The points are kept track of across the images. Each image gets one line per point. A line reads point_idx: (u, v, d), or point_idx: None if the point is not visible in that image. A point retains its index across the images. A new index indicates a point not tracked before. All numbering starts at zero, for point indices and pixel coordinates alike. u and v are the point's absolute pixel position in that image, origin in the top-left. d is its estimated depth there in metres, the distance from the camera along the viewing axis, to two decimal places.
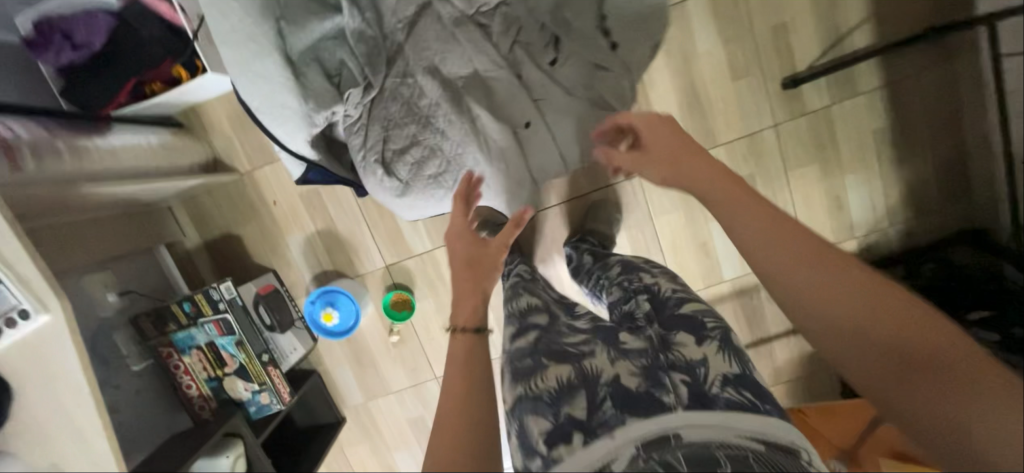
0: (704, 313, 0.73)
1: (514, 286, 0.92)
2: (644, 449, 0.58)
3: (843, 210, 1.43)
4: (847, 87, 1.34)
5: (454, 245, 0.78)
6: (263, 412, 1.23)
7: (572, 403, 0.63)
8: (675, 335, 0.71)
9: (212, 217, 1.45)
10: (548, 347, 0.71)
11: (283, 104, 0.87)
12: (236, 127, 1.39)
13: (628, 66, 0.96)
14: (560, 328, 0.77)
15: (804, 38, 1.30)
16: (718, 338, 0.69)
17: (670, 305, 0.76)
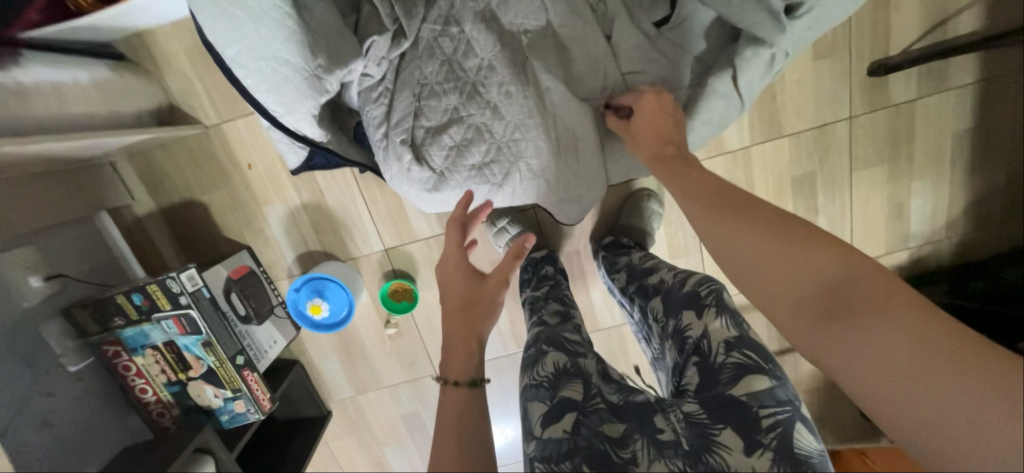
0: (763, 400, 0.56)
1: (534, 342, 0.75)
2: None
3: (901, 219, 1.29)
4: (938, 79, 1.15)
5: (450, 282, 0.63)
6: (237, 421, 1.04)
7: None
8: (720, 433, 0.56)
9: (169, 179, 1.18)
10: (590, 446, 0.56)
11: (277, 56, 0.66)
12: (198, 65, 1.09)
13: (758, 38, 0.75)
14: (599, 405, 0.62)
15: (905, 16, 1.09)
16: (773, 449, 0.54)
17: (722, 382, 0.59)
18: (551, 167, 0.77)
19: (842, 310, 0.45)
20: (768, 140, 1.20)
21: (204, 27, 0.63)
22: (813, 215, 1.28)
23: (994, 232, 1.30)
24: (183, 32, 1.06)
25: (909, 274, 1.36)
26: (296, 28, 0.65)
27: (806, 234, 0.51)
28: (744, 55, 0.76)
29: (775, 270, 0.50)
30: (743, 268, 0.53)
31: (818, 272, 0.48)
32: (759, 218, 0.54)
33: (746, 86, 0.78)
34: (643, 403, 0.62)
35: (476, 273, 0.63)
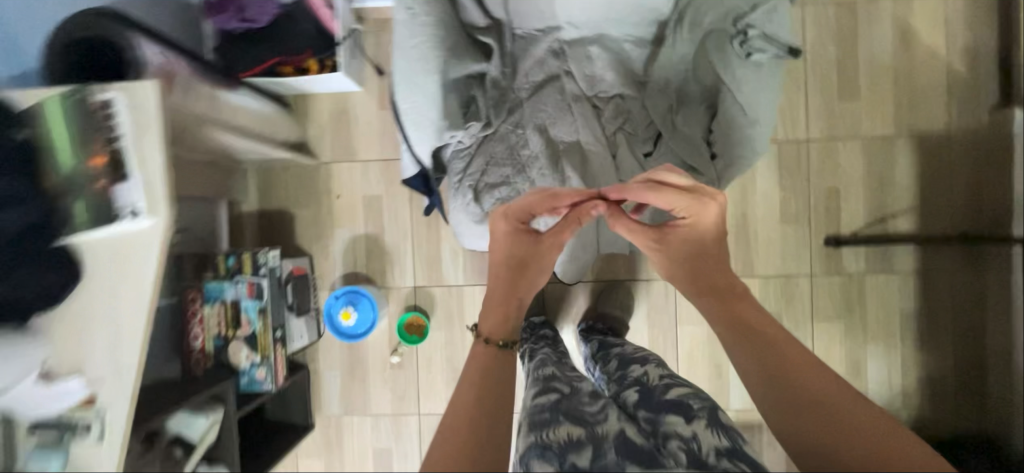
0: (691, 397, 0.72)
1: (536, 360, 0.91)
2: None
3: (859, 376, 1.45)
4: (883, 262, 1.43)
5: (505, 241, 0.86)
6: (251, 387, 1.20)
7: (581, 444, 0.62)
8: (665, 417, 0.69)
9: (276, 191, 1.53)
10: (568, 409, 0.69)
11: (423, 117, 0.83)
12: (333, 121, 1.52)
13: (719, 178, 0.85)
14: (583, 397, 0.73)
15: (851, 208, 1.44)
16: (706, 417, 0.67)
17: (658, 392, 0.76)
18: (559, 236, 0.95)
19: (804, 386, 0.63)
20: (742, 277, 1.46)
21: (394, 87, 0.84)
22: None
23: (948, 412, 1.42)
24: (332, 99, 1.51)
25: None
26: (444, 104, 0.83)
27: (829, 392, 0.61)
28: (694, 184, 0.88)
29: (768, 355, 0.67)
30: (791, 424, 0.60)
31: (851, 428, 0.56)
32: (810, 379, 0.63)
33: None
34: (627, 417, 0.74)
35: (533, 237, 0.87)
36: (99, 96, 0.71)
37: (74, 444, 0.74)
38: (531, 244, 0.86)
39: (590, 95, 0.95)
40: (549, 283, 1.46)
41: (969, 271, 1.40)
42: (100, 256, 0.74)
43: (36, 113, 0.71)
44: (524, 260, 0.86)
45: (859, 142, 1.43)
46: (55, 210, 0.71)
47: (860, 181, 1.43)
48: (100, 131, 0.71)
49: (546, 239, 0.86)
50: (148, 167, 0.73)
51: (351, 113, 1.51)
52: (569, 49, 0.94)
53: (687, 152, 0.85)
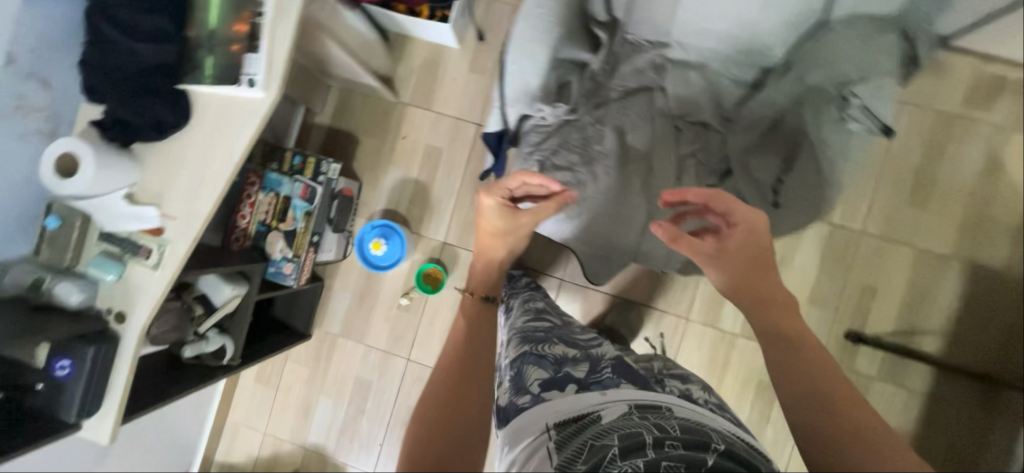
0: (680, 372, 0.96)
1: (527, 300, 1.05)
2: (638, 409, 0.71)
3: None
4: (895, 372, 1.42)
5: (488, 214, 1.00)
6: (275, 277, 1.28)
7: (574, 365, 0.82)
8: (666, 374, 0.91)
9: (349, 113, 1.60)
10: (561, 336, 0.91)
11: (525, 83, 0.90)
12: (422, 66, 1.58)
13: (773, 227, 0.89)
14: (571, 329, 0.97)
15: (883, 311, 1.43)
16: (699, 385, 0.92)
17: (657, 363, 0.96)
18: (602, 230, 1.00)
19: (838, 408, 0.59)
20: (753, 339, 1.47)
21: (506, 51, 0.91)
22: (764, 423, 1.47)
23: None
24: (427, 48, 1.57)
25: None
26: (546, 79, 0.90)
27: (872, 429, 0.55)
28: None
29: (808, 378, 0.63)
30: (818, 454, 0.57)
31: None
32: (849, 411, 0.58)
33: None
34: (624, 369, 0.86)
35: (512, 213, 0.98)
36: None
37: (130, 265, 0.82)
38: (511, 216, 0.98)
39: (676, 115, 0.98)
40: (567, 281, 1.52)
41: (978, 410, 1.38)
42: (207, 110, 0.82)
43: None
44: (505, 227, 1.01)
45: (913, 251, 1.42)
46: (189, 56, 0.79)
47: (901, 288, 1.42)
48: (251, 4, 0.79)
49: (524, 218, 0.98)
50: (274, 46, 0.81)
51: (441, 66, 1.57)
52: (671, 67, 0.98)
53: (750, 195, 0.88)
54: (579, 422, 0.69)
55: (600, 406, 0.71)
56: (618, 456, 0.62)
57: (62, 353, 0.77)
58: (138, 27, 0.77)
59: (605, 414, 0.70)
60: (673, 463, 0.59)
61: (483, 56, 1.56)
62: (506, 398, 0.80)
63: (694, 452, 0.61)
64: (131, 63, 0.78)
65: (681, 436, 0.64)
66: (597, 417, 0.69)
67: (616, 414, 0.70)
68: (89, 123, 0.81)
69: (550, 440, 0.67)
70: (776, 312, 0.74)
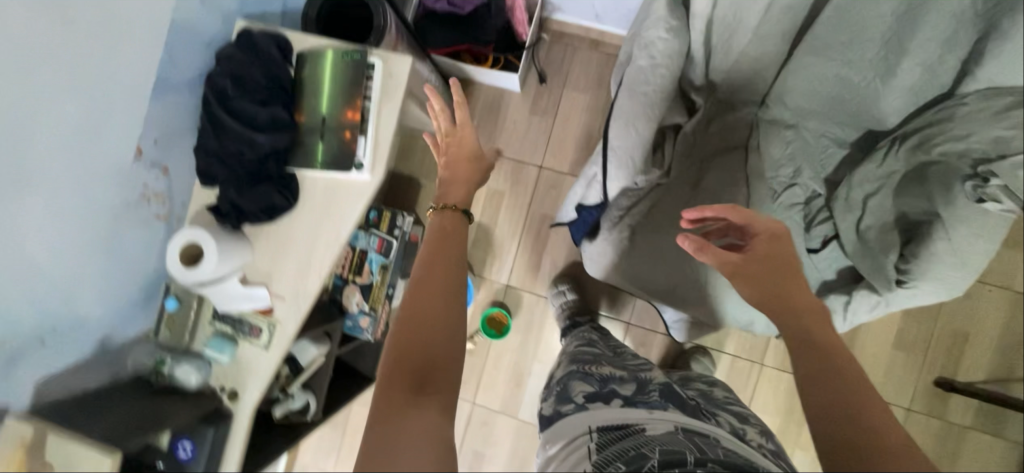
0: (749, 413, 0.80)
1: (583, 336, 1.11)
2: (684, 432, 0.65)
3: None
4: (992, 421, 1.35)
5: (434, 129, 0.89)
6: (352, 331, 1.30)
7: (621, 383, 0.79)
8: (721, 409, 0.78)
9: (411, 158, 1.62)
10: (612, 360, 0.91)
11: (628, 158, 0.87)
12: (483, 110, 1.58)
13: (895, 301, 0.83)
14: (623, 356, 0.95)
15: (976, 357, 1.35)
16: (761, 429, 0.75)
17: (717, 398, 0.83)
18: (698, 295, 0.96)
19: (858, 409, 0.52)
20: None
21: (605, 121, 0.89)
22: None
23: None
24: (488, 91, 1.57)
25: None
26: (647, 152, 0.88)
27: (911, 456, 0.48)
28: (858, 291, 0.85)
29: (830, 370, 0.56)
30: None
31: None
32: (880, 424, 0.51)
33: (852, 316, 0.87)
34: (675, 393, 0.78)
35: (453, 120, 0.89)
36: (368, 59, 0.81)
37: (242, 344, 0.85)
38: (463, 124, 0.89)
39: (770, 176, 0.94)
40: (634, 324, 1.50)
41: None
42: (314, 191, 0.84)
43: (312, 56, 0.82)
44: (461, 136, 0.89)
45: (1007, 294, 1.34)
46: (301, 144, 0.82)
47: (995, 333, 1.35)
48: (361, 89, 0.80)
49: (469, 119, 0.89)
50: (381, 129, 0.82)
51: (502, 108, 1.57)
52: None
53: (866, 264, 0.84)
54: (624, 430, 0.65)
55: (644, 419, 0.67)
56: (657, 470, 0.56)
57: (184, 434, 0.81)
58: (256, 119, 0.80)
59: (650, 428, 0.65)
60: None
61: (544, 98, 1.55)
62: (547, 406, 0.79)
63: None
64: (247, 150, 0.80)
65: (724, 462, 0.58)
66: (641, 429, 0.65)
67: (660, 430, 0.65)
68: (204, 208, 0.84)
69: (591, 441, 0.64)
70: (809, 319, 0.62)
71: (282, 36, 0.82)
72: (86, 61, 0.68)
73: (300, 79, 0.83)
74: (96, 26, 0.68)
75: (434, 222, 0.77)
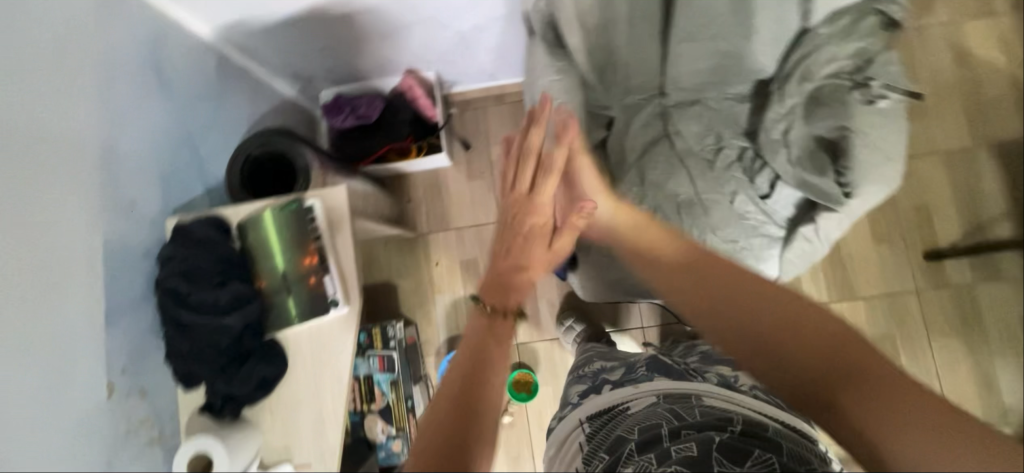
0: None
1: (588, 348, 1.24)
2: (665, 400, 0.75)
3: (994, 392, 1.38)
4: (988, 270, 1.42)
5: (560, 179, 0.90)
6: (389, 460, 1.24)
7: (610, 371, 0.95)
8: (715, 365, 0.87)
9: (379, 266, 1.61)
10: (610, 357, 1.04)
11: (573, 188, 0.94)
12: (426, 194, 1.62)
13: (854, 210, 0.87)
14: (620, 355, 1.07)
15: (946, 221, 1.44)
16: None
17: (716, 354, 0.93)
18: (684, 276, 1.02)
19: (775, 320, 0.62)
20: (846, 299, 1.45)
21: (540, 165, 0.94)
22: None
23: None
24: (424, 176, 1.62)
25: None
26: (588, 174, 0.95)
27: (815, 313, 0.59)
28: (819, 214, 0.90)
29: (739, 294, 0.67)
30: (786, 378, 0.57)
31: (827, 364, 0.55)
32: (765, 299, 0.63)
33: (825, 232, 0.92)
34: (667, 364, 0.89)
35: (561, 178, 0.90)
36: (306, 201, 0.83)
37: None
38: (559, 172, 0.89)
39: (700, 151, 1.01)
40: (648, 326, 1.51)
41: None
42: (300, 344, 0.82)
43: (251, 223, 0.84)
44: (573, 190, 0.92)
45: (939, 157, 1.45)
46: (272, 307, 0.81)
47: (948, 194, 1.45)
48: (308, 233, 0.82)
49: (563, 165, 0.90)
50: (343, 260, 0.84)
51: (442, 186, 1.62)
52: (674, 111, 1.02)
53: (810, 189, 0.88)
54: (609, 413, 0.79)
55: (629, 399, 0.80)
56: (635, 451, 0.66)
57: None
58: (217, 304, 0.78)
59: (632, 405, 0.78)
60: (686, 444, 0.61)
61: (475, 162, 1.62)
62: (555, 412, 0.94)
63: (706, 432, 0.63)
64: (221, 339, 0.78)
65: (697, 424, 0.66)
66: (625, 408, 0.78)
67: (642, 405, 0.77)
68: (198, 412, 0.81)
69: (584, 432, 0.79)
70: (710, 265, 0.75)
71: (217, 217, 0.84)
72: (29, 329, 0.65)
73: (247, 249, 0.84)
74: (32, 286, 0.66)
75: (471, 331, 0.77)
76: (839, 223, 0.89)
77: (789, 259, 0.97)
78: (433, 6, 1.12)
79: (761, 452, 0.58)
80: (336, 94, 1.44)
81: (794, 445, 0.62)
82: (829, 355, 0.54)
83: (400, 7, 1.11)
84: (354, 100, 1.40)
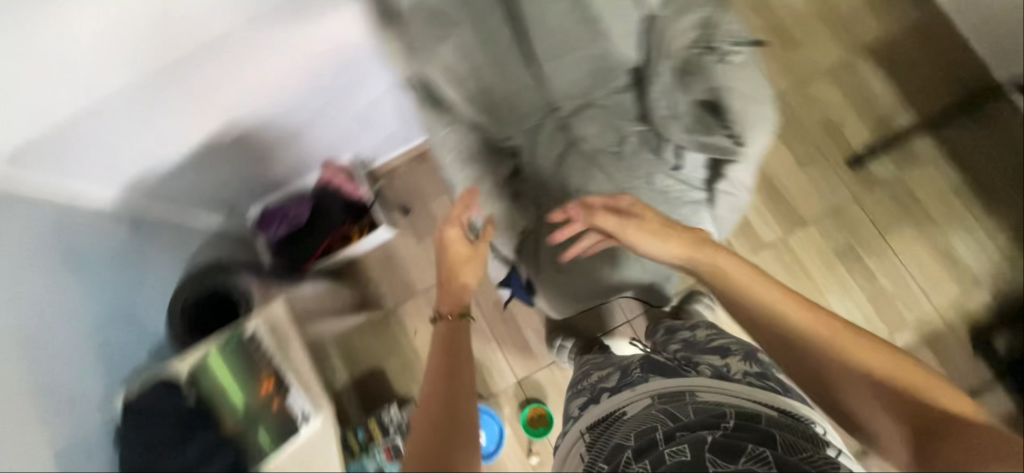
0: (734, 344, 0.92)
1: (584, 358, 1.27)
2: (659, 402, 0.78)
3: (957, 263, 1.45)
4: (907, 157, 1.51)
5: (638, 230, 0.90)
6: None
7: (606, 379, 0.94)
8: (703, 355, 0.90)
9: (360, 355, 1.58)
10: (600, 363, 1.06)
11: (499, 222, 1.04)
12: (382, 270, 1.62)
13: (752, 156, 0.94)
14: (612, 359, 1.08)
15: (853, 128, 1.54)
16: (741, 353, 0.88)
17: (702, 341, 0.96)
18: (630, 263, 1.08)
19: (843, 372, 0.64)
20: (797, 228, 1.51)
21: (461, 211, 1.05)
22: (874, 278, 1.47)
23: None
24: (374, 254, 1.63)
25: (1002, 311, 1.41)
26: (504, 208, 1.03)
27: (914, 374, 0.60)
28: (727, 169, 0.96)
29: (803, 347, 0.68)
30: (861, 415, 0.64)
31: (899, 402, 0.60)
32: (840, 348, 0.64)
33: (737, 179, 0.98)
34: (658, 362, 0.90)
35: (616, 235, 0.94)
36: (250, 328, 0.86)
37: None
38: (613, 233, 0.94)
39: (607, 147, 1.06)
40: (633, 318, 1.53)
41: (982, 130, 1.49)
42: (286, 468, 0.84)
43: (201, 371, 0.84)
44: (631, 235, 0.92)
45: (824, 75, 1.56)
46: (246, 448, 0.82)
47: (845, 103, 1.55)
48: (262, 359, 0.85)
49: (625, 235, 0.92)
50: (300, 372, 0.87)
51: (395, 257, 1.62)
52: (570, 121, 1.07)
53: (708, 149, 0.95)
54: (607, 419, 0.81)
55: (626, 403, 0.82)
56: (632, 458, 0.68)
57: None
58: (190, 460, 0.79)
59: (629, 408, 0.80)
60: (681, 446, 0.65)
61: (418, 223, 1.63)
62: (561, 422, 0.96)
63: (698, 432, 0.67)
64: None
65: (692, 425, 0.70)
66: (622, 412, 0.80)
67: (637, 408, 0.79)
68: None
69: (585, 441, 0.80)
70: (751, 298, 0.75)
71: (164, 376, 0.84)
72: None
73: (203, 397, 0.84)
74: None
75: (438, 337, 0.89)
76: (744, 170, 0.96)
77: (717, 213, 1.03)
78: (319, 101, 1.16)
79: (756, 446, 0.63)
80: (263, 205, 1.46)
81: (788, 433, 0.67)
82: (915, 410, 0.58)
83: (288, 112, 1.14)
84: (283, 206, 1.43)
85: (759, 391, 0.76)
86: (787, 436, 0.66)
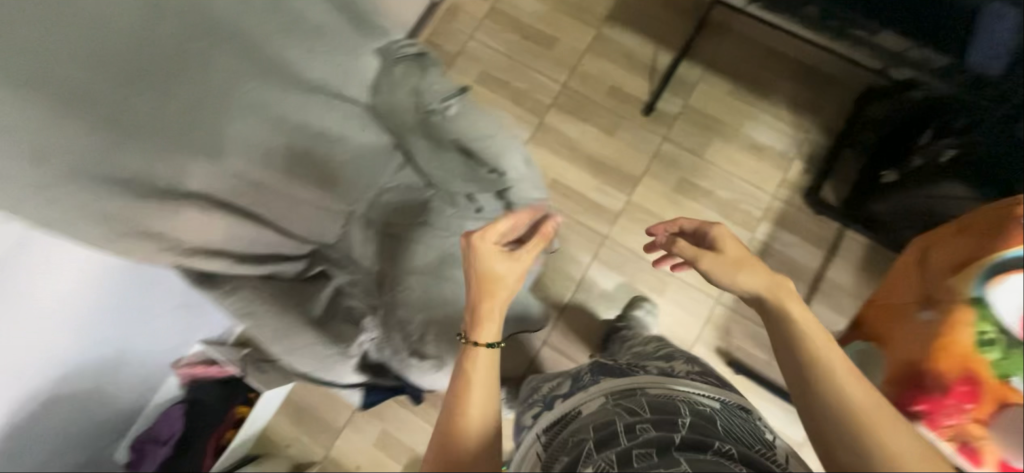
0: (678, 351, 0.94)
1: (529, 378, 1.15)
2: (612, 397, 0.72)
3: (767, 149, 1.62)
4: (683, 85, 1.68)
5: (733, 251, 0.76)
6: None
7: (557, 387, 0.87)
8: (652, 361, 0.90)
9: None
10: (544, 378, 0.98)
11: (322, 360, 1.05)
12: (297, 425, 1.51)
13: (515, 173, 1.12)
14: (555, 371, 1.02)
15: (632, 83, 1.69)
16: (685, 359, 0.88)
17: (651, 351, 0.98)
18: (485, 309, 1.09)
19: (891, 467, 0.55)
20: (635, 186, 1.63)
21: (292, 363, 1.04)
22: (715, 194, 1.61)
23: (831, 105, 1.62)
24: (281, 414, 1.52)
25: (819, 168, 1.59)
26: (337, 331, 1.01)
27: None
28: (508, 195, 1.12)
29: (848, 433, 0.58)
30: None
31: None
32: (891, 444, 0.55)
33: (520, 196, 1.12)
34: (608, 366, 0.86)
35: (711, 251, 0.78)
36: None
37: None
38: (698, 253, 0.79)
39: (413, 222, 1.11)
40: (548, 335, 1.55)
41: (724, 37, 1.69)
42: None
43: None
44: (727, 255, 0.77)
45: (587, 53, 1.72)
46: None
47: (615, 67, 1.71)
48: None
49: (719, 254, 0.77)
50: None
51: (303, 405, 1.53)
52: None
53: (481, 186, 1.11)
54: (562, 420, 0.72)
55: (580, 402, 0.74)
56: (594, 451, 0.63)
57: None
58: None
59: (584, 408, 0.72)
60: (646, 449, 0.61)
61: None
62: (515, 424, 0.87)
63: (665, 431, 0.63)
64: None
65: (654, 419, 0.66)
66: (577, 412, 0.72)
67: (593, 407, 0.72)
68: None
69: (539, 444, 0.70)
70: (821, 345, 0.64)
71: None
72: None
73: None
74: None
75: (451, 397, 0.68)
76: (522, 186, 1.12)
77: None
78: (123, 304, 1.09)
79: (721, 443, 0.62)
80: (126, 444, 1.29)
81: (736, 431, 0.67)
82: None
83: (97, 325, 1.04)
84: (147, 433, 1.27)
85: (716, 393, 0.74)
86: (740, 436, 0.65)
